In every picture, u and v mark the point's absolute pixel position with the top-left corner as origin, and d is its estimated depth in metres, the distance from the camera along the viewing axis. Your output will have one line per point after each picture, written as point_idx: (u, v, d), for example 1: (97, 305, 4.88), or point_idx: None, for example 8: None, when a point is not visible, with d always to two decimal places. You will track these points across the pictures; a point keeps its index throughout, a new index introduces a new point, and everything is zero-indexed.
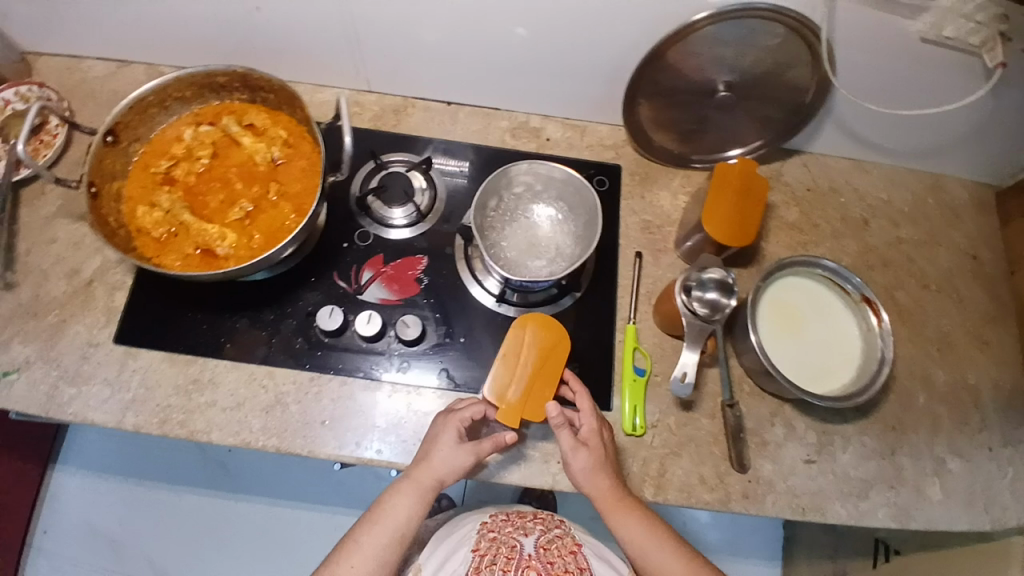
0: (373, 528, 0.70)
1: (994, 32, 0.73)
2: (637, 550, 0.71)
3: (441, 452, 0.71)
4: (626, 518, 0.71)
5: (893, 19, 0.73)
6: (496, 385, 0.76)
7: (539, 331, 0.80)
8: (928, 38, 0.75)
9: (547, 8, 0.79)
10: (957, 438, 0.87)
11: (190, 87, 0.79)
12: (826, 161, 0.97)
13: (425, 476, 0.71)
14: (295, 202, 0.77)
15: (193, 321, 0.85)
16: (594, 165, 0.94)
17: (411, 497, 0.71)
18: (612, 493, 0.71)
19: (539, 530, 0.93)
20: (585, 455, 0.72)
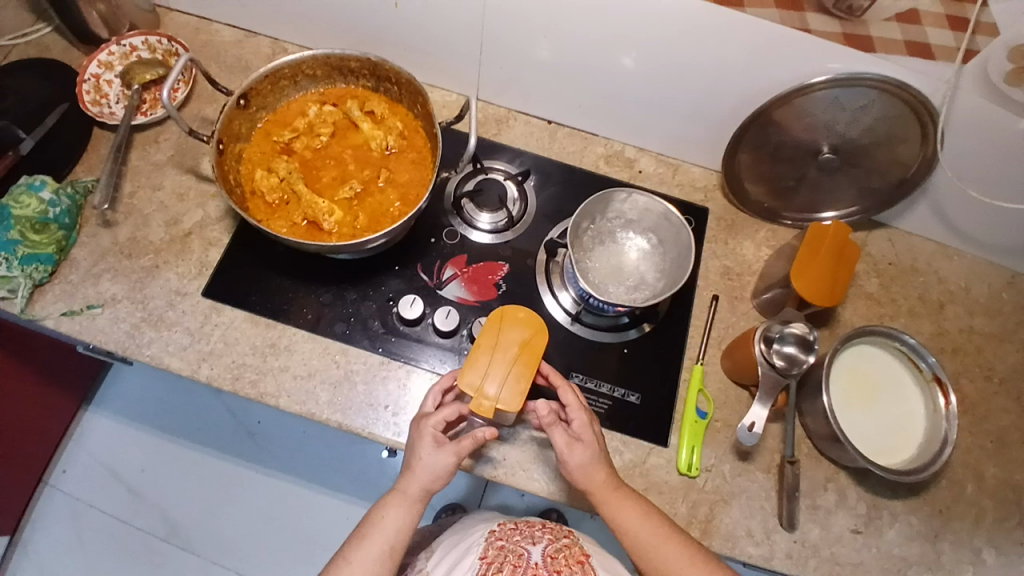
0: (365, 542, 0.71)
1: None
2: (644, 555, 0.70)
3: (424, 458, 0.71)
4: (625, 515, 0.71)
5: (1006, 116, 0.76)
6: (471, 377, 0.75)
7: (516, 325, 0.78)
8: None
9: (674, 48, 0.81)
10: (1005, 536, 0.86)
11: (322, 67, 0.83)
12: (911, 238, 0.97)
13: (409, 485, 0.72)
14: (400, 191, 0.81)
15: (279, 286, 0.88)
16: (683, 205, 0.96)
17: (399, 507, 0.71)
18: (607, 483, 0.72)
19: (547, 540, 0.91)
20: (580, 451, 0.72)
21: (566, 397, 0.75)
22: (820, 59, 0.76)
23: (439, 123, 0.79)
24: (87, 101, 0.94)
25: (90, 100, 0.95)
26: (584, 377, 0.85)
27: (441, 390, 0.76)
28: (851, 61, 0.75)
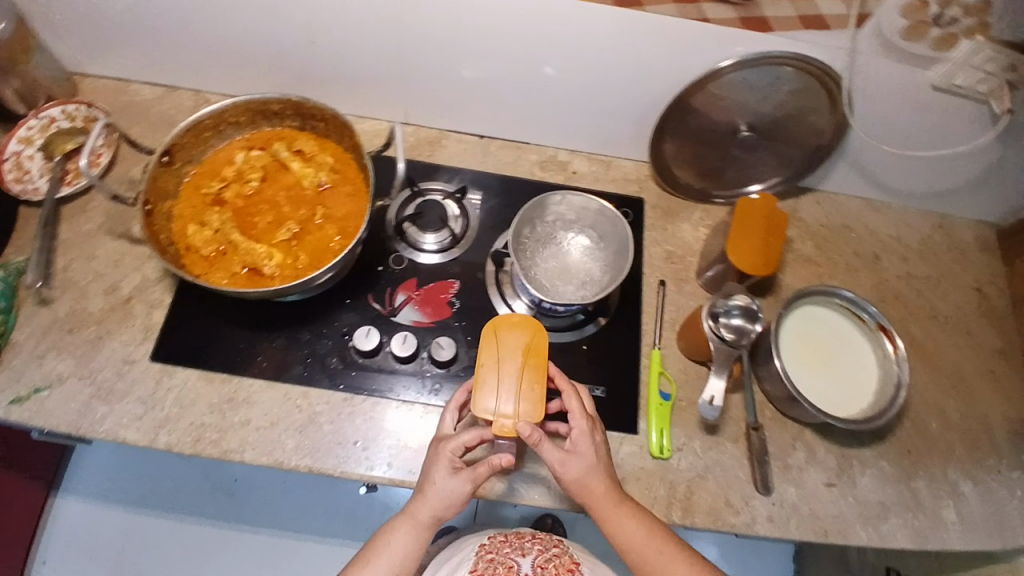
0: (371, 564, 0.72)
1: (1002, 82, 0.78)
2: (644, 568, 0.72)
3: (437, 484, 0.71)
4: (628, 529, 0.72)
5: (909, 69, 0.79)
6: (486, 398, 0.75)
7: (512, 333, 0.79)
8: (940, 86, 0.80)
9: (587, 49, 0.84)
10: (971, 464, 0.89)
11: (245, 113, 0.83)
12: (837, 199, 1.02)
13: (419, 512, 0.72)
14: (339, 225, 0.81)
15: (229, 338, 0.87)
16: (619, 198, 0.99)
17: (407, 533, 0.72)
18: (609, 499, 0.72)
19: (537, 550, 0.92)
20: (581, 467, 0.71)
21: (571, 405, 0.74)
22: (725, 46, 0.80)
23: (368, 154, 0.79)
24: (9, 180, 0.91)
25: (12, 179, 0.92)
26: None
27: (458, 407, 0.76)
28: (754, 43, 0.79)
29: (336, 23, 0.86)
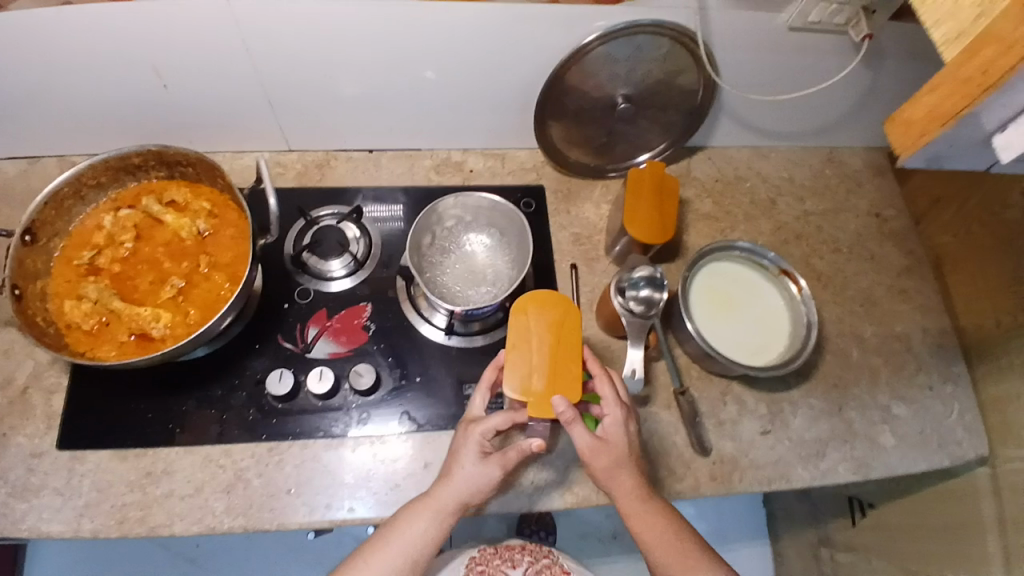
0: (385, 548, 0.70)
1: (857, 8, 0.79)
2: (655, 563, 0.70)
3: (462, 467, 0.71)
4: (648, 523, 0.70)
5: (762, 15, 0.79)
6: (517, 380, 0.72)
7: (542, 308, 0.76)
8: (797, 26, 0.81)
9: (459, 44, 0.80)
10: (897, 384, 0.93)
11: (105, 173, 0.79)
12: (727, 152, 1.04)
13: (442, 495, 0.70)
14: (227, 271, 0.77)
15: (139, 409, 0.83)
16: (519, 190, 0.98)
17: (428, 521, 0.70)
18: (635, 491, 0.70)
19: (528, 562, 0.95)
20: (605, 454, 0.70)
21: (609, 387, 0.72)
22: (586, 21, 0.79)
23: (239, 190, 0.76)
24: None
25: None
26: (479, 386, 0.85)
27: (488, 389, 0.76)
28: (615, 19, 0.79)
29: (181, 62, 0.80)
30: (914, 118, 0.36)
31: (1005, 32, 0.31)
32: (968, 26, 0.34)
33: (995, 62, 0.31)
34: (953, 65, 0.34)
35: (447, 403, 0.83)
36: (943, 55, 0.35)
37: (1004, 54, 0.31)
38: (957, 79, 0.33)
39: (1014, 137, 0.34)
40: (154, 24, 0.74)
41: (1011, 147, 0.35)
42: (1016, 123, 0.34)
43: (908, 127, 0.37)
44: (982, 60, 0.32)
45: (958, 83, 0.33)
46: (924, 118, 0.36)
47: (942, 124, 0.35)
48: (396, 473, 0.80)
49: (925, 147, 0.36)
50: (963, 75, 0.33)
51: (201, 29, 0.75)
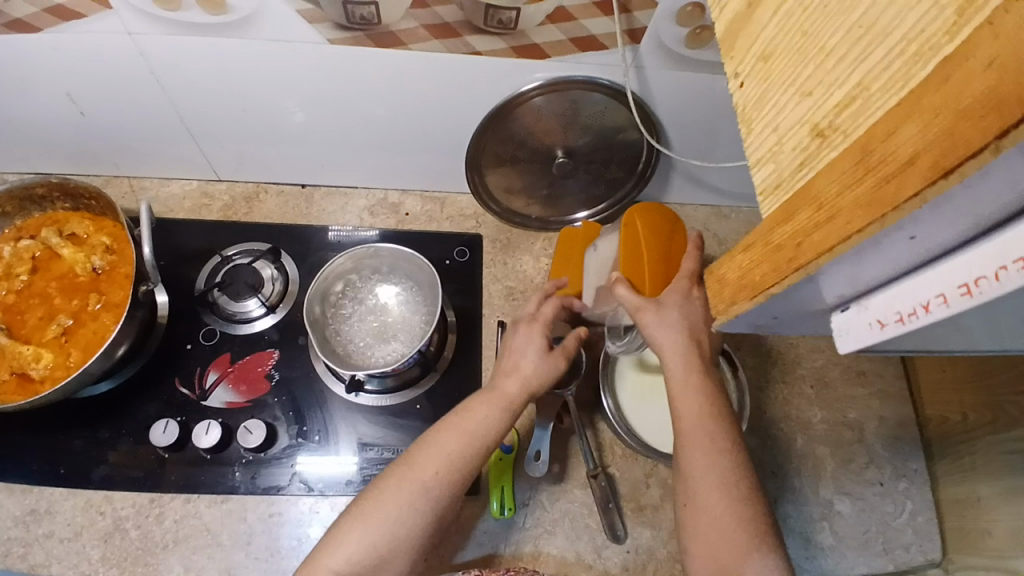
0: (457, 424, 0.63)
1: None
2: (705, 516, 0.58)
3: (527, 360, 0.69)
4: (709, 467, 0.59)
5: (706, 75, 0.72)
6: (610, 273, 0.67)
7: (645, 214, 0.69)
8: None
9: (382, 86, 0.75)
10: (843, 477, 0.86)
11: (9, 202, 0.75)
12: (682, 210, 0.98)
13: (506, 386, 0.67)
14: (117, 311, 0.74)
15: (24, 444, 0.78)
16: (453, 237, 0.93)
17: (494, 404, 0.65)
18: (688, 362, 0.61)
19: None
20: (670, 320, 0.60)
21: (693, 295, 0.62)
22: (523, 71, 0.71)
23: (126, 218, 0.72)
24: None
25: None
26: (381, 448, 0.79)
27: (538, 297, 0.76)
28: (555, 70, 0.71)
29: (96, 92, 0.77)
30: (728, 278, 0.28)
31: (821, 197, 0.22)
32: (787, 177, 0.25)
33: (807, 234, 0.23)
34: (769, 223, 0.25)
35: (343, 466, 0.78)
36: (762, 207, 0.27)
37: (817, 227, 0.22)
38: (769, 242, 0.25)
39: (849, 320, 0.24)
40: (55, 55, 0.70)
41: (848, 336, 0.24)
42: (855, 302, 0.24)
43: (722, 287, 0.28)
44: (794, 226, 0.23)
45: (770, 247, 0.25)
46: (736, 280, 0.27)
47: (753, 296, 0.26)
48: (280, 538, 0.75)
49: (738, 317, 0.28)
50: (776, 238, 0.24)
51: (106, 63, 0.71)
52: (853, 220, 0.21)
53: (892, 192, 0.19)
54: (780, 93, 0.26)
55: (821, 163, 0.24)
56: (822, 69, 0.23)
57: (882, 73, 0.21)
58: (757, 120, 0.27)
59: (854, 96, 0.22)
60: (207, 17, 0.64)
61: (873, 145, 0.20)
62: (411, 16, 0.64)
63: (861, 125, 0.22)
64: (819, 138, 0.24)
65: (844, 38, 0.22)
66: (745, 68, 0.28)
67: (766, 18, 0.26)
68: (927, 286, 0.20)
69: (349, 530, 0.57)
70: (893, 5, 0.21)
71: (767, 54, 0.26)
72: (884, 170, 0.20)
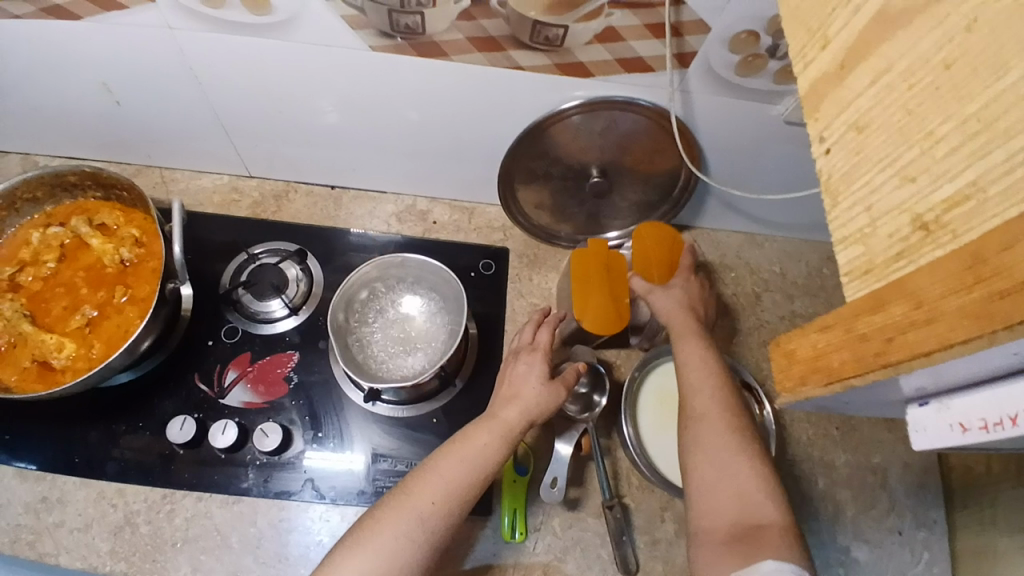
0: (457, 447, 0.62)
1: None
2: (704, 427, 0.60)
3: (527, 388, 0.67)
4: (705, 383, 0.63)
5: (754, 105, 0.70)
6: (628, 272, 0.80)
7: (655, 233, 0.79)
8: (792, 119, 0.71)
9: (419, 92, 0.73)
10: (863, 523, 0.83)
11: (40, 188, 0.76)
12: (714, 236, 0.96)
13: (506, 415, 0.65)
14: (141, 306, 0.74)
15: (42, 431, 0.79)
16: (480, 249, 0.92)
17: (493, 431, 0.63)
18: (685, 322, 0.69)
19: None
20: (676, 290, 0.73)
21: (696, 281, 0.76)
22: (564, 89, 0.70)
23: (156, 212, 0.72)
24: None
25: None
26: (394, 461, 0.78)
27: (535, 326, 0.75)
28: (598, 88, 0.69)
29: (132, 83, 0.76)
30: (800, 356, 0.27)
31: (920, 296, 0.21)
32: (878, 263, 0.24)
33: (901, 331, 0.22)
34: (852, 310, 0.24)
35: (356, 476, 0.77)
36: (843, 287, 0.26)
37: (913, 327, 0.21)
38: (852, 331, 0.24)
39: (928, 417, 0.25)
40: (94, 45, 0.70)
41: (926, 432, 0.25)
42: (934, 400, 0.25)
43: (791, 363, 0.28)
44: (885, 320, 0.23)
45: (854, 336, 0.24)
46: (809, 361, 0.26)
47: (827, 383, 0.25)
48: (287, 544, 0.74)
49: (807, 398, 0.27)
50: (860, 328, 0.24)
51: (142, 55, 0.71)
52: (958, 328, 0.20)
53: (1008, 310, 0.18)
54: (874, 169, 0.24)
55: (924, 259, 0.22)
56: (929, 156, 0.22)
57: (1005, 176, 0.20)
58: (844, 192, 0.26)
59: (967, 195, 0.21)
60: (250, 17, 0.63)
61: (987, 254, 0.19)
62: (455, 28, 0.62)
63: (975, 228, 0.21)
64: (921, 231, 0.23)
65: (956, 128, 0.21)
66: (831, 134, 0.27)
67: (862, 86, 0.25)
68: (1011, 402, 0.21)
69: (349, 555, 0.55)
70: (1021, 108, 0.19)
71: (861, 126, 0.25)
72: (999, 282, 0.19)
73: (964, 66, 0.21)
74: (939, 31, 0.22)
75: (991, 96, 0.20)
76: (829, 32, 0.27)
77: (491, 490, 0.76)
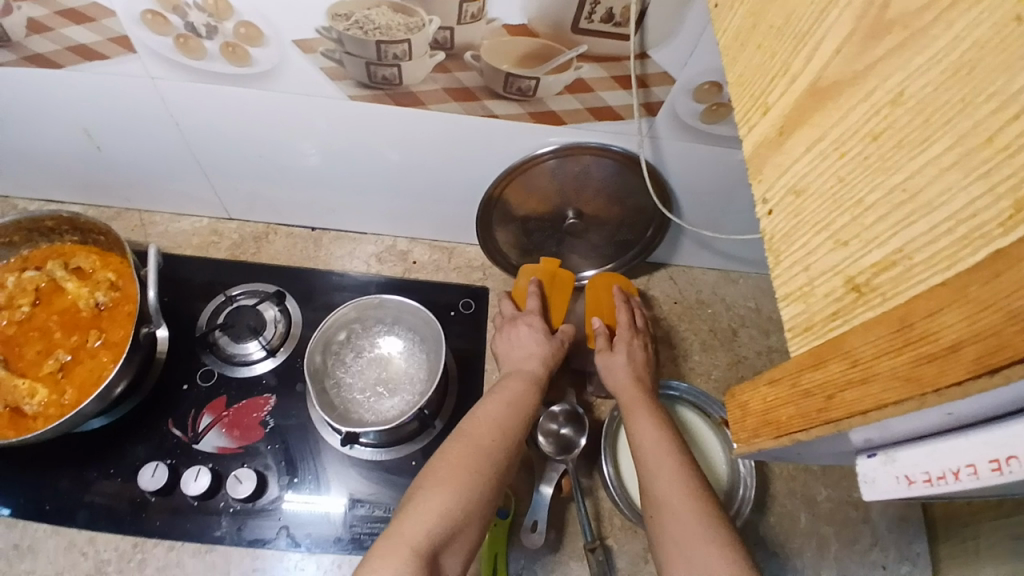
0: (495, 394, 0.67)
1: None
2: (661, 506, 0.58)
3: (529, 343, 0.75)
4: (659, 460, 0.62)
5: (721, 149, 0.72)
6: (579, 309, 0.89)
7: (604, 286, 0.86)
8: None
9: (397, 137, 0.75)
10: (846, 559, 0.83)
11: (17, 232, 0.76)
12: (690, 273, 0.98)
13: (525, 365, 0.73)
14: (115, 350, 0.73)
15: (8, 481, 0.76)
16: (460, 289, 0.93)
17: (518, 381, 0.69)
18: (633, 388, 0.72)
19: None
20: (615, 357, 0.75)
21: (638, 343, 0.78)
22: (540, 135, 0.72)
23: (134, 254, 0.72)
24: None
25: None
26: (372, 505, 0.77)
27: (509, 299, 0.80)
28: (571, 134, 0.72)
29: (113, 127, 0.77)
30: (751, 408, 0.29)
31: (854, 355, 0.23)
32: (816, 321, 0.26)
33: (839, 388, 0.24)
34: (796, 367, 0.26)
35: (333, 521, 0.76)
36: (789, 343, 0.27)
37: (850, 385, 0.23)
38: (799, 386, 0.26)
39: (876, 470, 0.26)
40: (75, 91, 0.71)
41: (876, 484, 0.26)
42: (880, 453, 0.26)
43: (744, 415, 0.30)
44: (825, 376, 0.24)
45: (799, 391, 0.26)
46: (760, 414, 0.29)
47: (778, 436, 0.27)
48: None
49: (759, 449, 0.29)
50: (805, 383, 0.26)
51: (121, 101, 0.72)
52: (891, 390, 0.21)
53: (931, 375, 0.20)
54: (810, 233, 0.26)
55: (856, 319, 0.24)
56: (859, 222, 0.24)
57: (928, 245, 0.21)
58: (784, 252, 0.27)
59: (894, 260, 0.22)
60: (234, 69, 0.65)
61: (912, 319, 0.21)
62: (432, 79, 0.64)
63: (901, 292, 0.22)
64: (852, 292, 0.24)
65: (884, 198, 0.23)
66: (773, 197, 0.28)
67: (799, 152, 0.27)
68: (955, 456, 0.22)
69: (421, 502, 0.53)
70: (940, 182, 0.21)
71: (799, 190, 0.27)
72: (924, 347, 0.20)
73: (891, 139, 0.23)
74: (866, 104, 0.24)
75: (912, 170, 0.22)
76: (769, 100, 0.29)
77: None
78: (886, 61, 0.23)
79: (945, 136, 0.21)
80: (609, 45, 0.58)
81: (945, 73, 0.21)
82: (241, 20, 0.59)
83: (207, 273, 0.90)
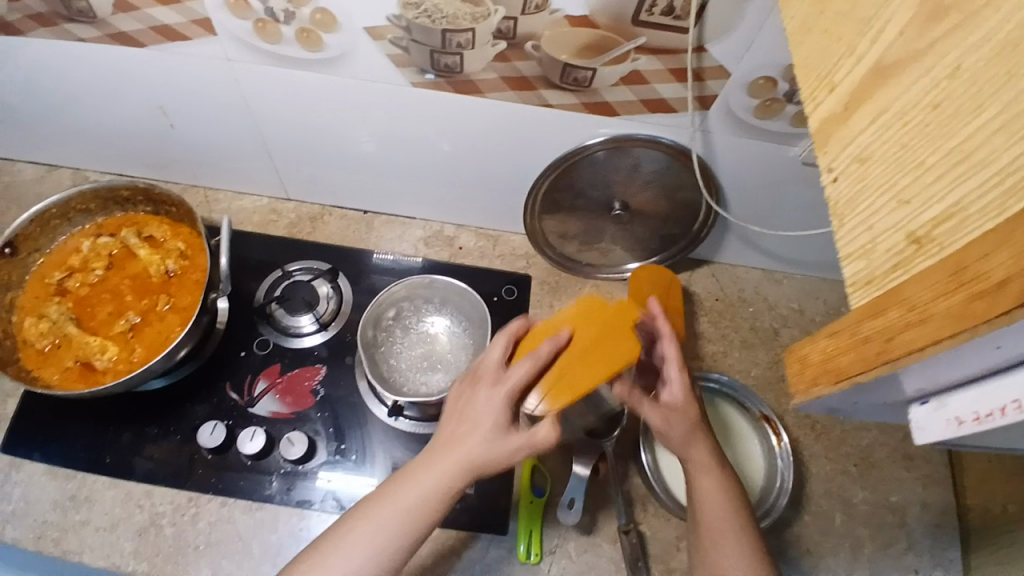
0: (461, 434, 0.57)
1: None
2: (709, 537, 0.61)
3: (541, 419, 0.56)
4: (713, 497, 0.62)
5: (771, 145, 0.73)
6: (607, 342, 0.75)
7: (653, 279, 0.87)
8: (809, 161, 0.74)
9: (451, 124, 0.77)
10: (880, 564, 0.82)
11: (95, 200, 0.82)
12: (734, 271, 0.98)
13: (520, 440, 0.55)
14: (182, 315, 0.78)
15: (77, 432, 0.82)
16: (504, 275, 0.95)
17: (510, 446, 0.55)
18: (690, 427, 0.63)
19: None
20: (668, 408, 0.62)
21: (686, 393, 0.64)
22: (592, 126, 0.74)
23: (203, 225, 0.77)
24: None
25: None
26: None
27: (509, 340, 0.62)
28: (623, 126, 0.73)
29: (186, 106, 0.82)
30: (811, 360, 0.31)
31: (912, 300, 0.24)
32: (878, 275, 0.27)
33: (897, 331, 0.25)
34: (855, 318, 0.28)
35: None
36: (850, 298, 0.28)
37: (907, 327, 0.24)
38: (858, 333, 0.27)
39: (927, 416, 0.28)
40: (154, 69, 0.76)
41: (927, 429, 0.28)
42: (932, 400, 0.28)
43: (803, 367, 0.31)
44: (883, 323, 0.26)
45: (858, 339, 0.27)
46: (820, 364, 0.30)
47: (837, 381, 0.29)
48: None
49: (819, 397, 0.30)
50: (864, 330, 0.27)
51: (195, 81, 0.77)
52: (945, 327, 0.23)
53: (983, 309, 0.21)
54: (875, 196, 0.27)
55: (915, 268, 0.25)
56: (921, 182, 0.26)
57: (982, 199, 0.23)
58: (847, 215, 0.28)
59: (950, 214, 0.24)
60: (305, 53, 0.69)
61: (966, 264, 0.22)
62: (492, 67, 0.67)
63: (956, 240, 0.24)
64: (914, 245, 0.26)
65: (943, 159, 0.25)
66: (838, 165, 0.29)
67: (862, 125, 0.28)
68: (1002, 394, 0.24)
69: (346, 545, 0.55)
70: (995, 139, 0.23)
71: (864, 158, 0.28)
72: (977, 285, 0.22)
73: (950, 105, 0.25)
74: (926, 77, 0.26)
75: (970, 132, 0.24)
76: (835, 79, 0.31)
77: (510, 511, 0.78)
78: (944, 40, 0.26)
79: (994, 105, 0.23)
80: (665, 37, 0.60)
81: (992, 53, 0.24)
82: (317, 7, 0.62)
83: (265, 249, 0.94)
